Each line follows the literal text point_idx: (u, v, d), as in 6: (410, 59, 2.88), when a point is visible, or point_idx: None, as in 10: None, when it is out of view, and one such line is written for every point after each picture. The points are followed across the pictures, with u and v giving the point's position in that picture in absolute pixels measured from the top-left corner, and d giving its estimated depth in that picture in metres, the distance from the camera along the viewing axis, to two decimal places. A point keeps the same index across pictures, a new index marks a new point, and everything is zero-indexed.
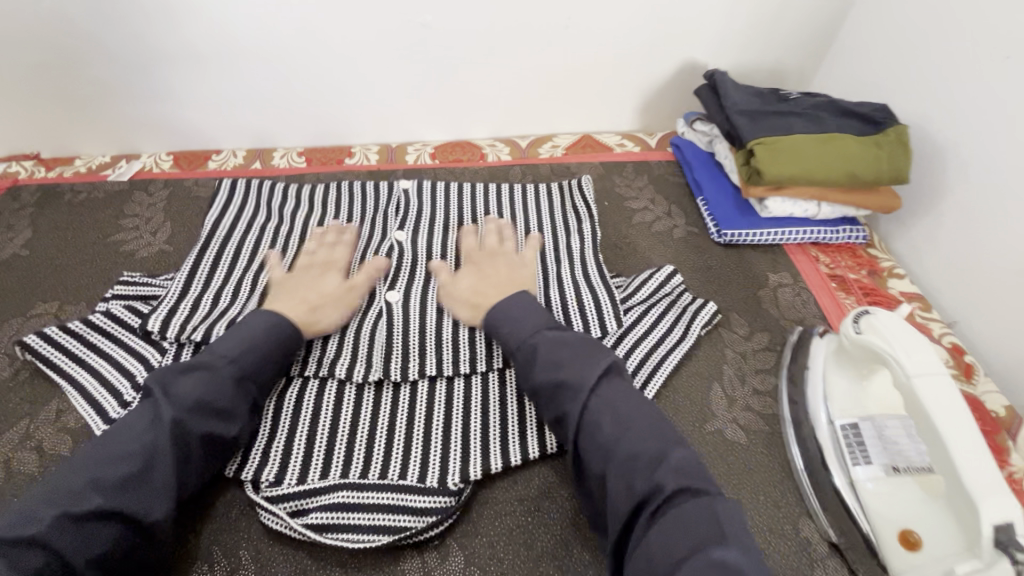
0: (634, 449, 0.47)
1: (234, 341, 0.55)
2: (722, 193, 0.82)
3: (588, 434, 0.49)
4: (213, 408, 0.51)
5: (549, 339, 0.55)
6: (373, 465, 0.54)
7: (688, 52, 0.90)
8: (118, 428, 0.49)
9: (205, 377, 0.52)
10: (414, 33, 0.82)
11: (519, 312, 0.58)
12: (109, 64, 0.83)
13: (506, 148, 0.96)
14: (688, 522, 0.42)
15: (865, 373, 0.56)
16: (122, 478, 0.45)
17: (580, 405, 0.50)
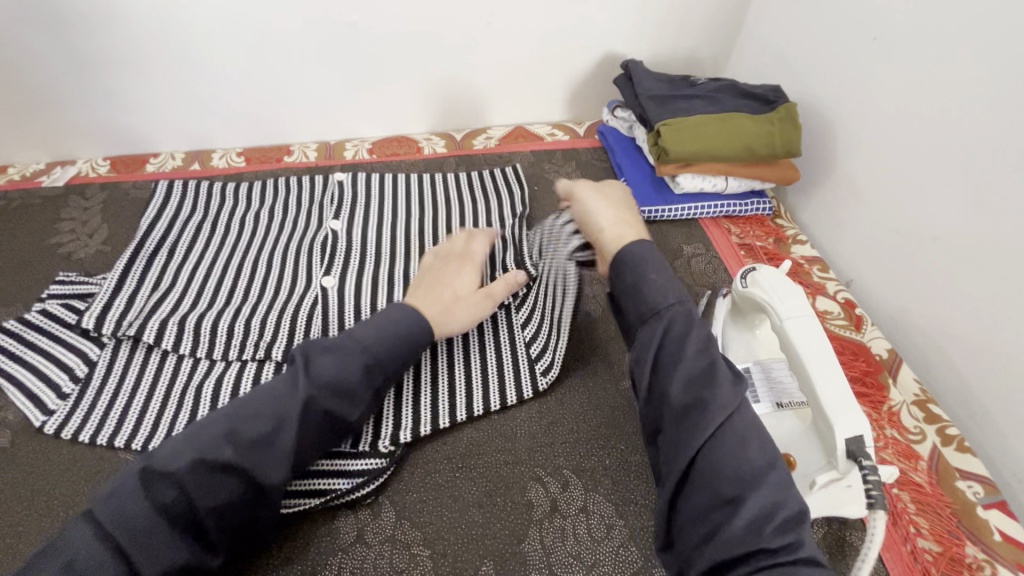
0: (772, 494, 0.39)
1: (388, 337, 0.55)
2: (641, 174, 0.88)
3: (718, 453, 0.41)
4: (342, 389, 0.51)
5: (702, 331, 0.46)
6: None
7: (606, 45, 0.96)
8: (276, 387, 0.50)
9: (352, 358, 0.52)
10: (342, 33, 0.85)
11: (669, 283, 0.49)
12: (37, 70, 0.83)
13: (442, 141, 1.00)
14: None
15: (755, 322, 0.62)
16: (248, 436, 0.47)
17: (722, 419, 0.41)
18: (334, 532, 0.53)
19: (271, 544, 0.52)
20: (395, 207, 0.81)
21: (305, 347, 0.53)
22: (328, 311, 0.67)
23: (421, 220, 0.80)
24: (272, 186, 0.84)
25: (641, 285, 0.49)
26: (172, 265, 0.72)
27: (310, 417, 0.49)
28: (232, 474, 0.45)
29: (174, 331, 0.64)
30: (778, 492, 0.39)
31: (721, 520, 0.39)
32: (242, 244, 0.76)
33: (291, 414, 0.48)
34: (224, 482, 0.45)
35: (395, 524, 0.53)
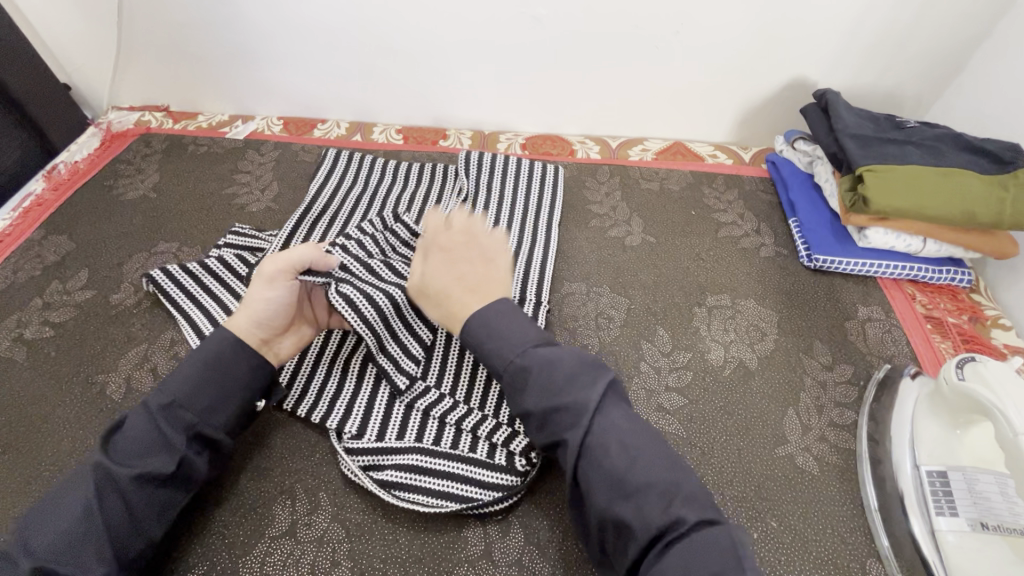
0: (638, 479, 0.44)
1: (190, 378, 0.51)
2: (818, 217, 0.79)
3: (599, 446, 0.46)
4: (157, 453, 0.47)
5: (512, 345, 0.52)
6: (445, 436, 0.56)
7: (798, 68, 0.87)
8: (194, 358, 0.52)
9: (146, 413, 0.49)
10: (523, 24, 0.83)
11: (481, 315, 0.54)
12: (238, 33, 0.87)
13: (596, 147, 0.96)
14: (702, 560, 0.40)
15: (961, 420, 0.54)
16: (185, 406, 0.49)
17: (580, 434, 0.46)
18: (462, 541, 0.52)
19: (400, 537, 0.52)
20: (546, 216, 0.80)
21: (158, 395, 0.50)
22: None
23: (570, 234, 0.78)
24: (429, 172, 0.85)
25: (493, 340, 0.52)
26: (332, 232, 0.75)
27: (234, 382, 0.52)
28: (162, 446, 0.48)
29: None
30: (649, 469, 0.45)
31: (619, 505, 0.44)
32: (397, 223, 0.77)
33: (216, 379, 0.51)
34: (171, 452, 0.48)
35: (523, 547, 0.52)
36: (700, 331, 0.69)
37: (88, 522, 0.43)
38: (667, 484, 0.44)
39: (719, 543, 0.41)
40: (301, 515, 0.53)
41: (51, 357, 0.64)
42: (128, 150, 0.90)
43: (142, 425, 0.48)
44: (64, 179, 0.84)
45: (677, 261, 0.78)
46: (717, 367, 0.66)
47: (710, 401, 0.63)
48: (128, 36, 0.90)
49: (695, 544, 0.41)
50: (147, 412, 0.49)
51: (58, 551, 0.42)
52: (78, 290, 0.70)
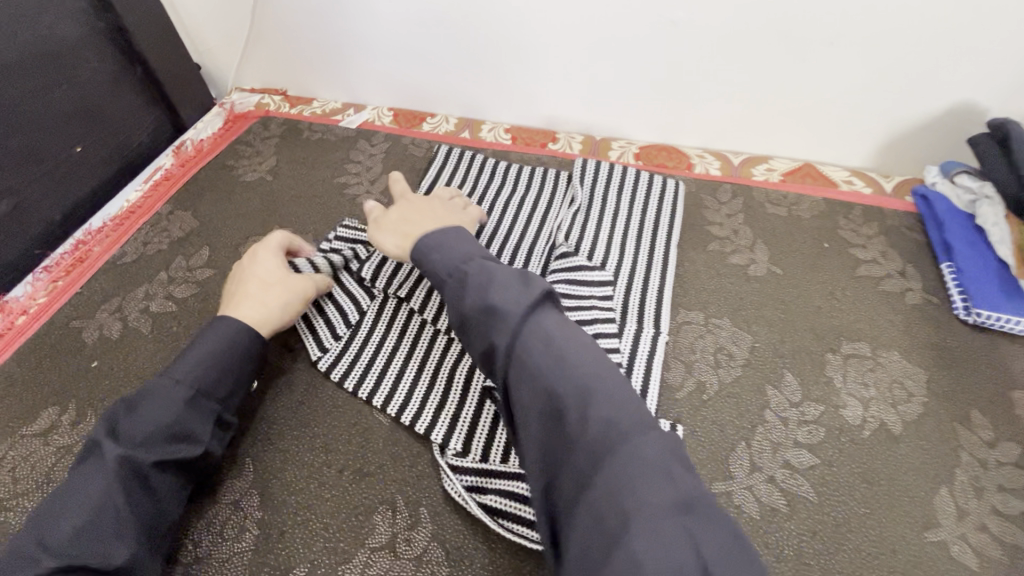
0: (599, 403, 0.40)
1: (190, 361, 0.52)
2: (981, 265, 0.69)
3: (519, 371, 0.43)
4: (176, 435, 0.49)
5: (491, 275, 0.49)
6: None
7: (970, 93, 0.76)
8: (195, 348, 0.53)
9: (158, 399, 0.49)
10: (659, 27, 0.77)
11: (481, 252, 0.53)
12: (363, 23, 0.87)
13: (717, 162, 0.89)
14: (623, 483, 0.35)
15: None
16: (202, 396, 0.52)
17: (509, 338, 0.44)
18: None
19: (501, 569, 0.49)
20: (662, 235, 0.75)
21: (158, 377, 0.51)
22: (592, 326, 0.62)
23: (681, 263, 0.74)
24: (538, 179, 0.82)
25: (439, 253, 0.53)
26: None
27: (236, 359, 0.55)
28: (186, 434, 0.50)
29: (436, 304, 0.65)
30: (581, 402, 0.40)
31: (566, 452, 0.39)
32: (506, 230, 0.74)
33: (209, 362, 0.53)
34: (189, 438, 0.50)
35: None
36: (834, 382, 0.62)
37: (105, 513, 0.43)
38: (669, 453, 0.38)
39: (653, 468, 0.36)
40: (401, 530, 0.51)
41: (173, 332, 0.66)
42: (248, 132, 0.93)
43: (162, 415, 0.49)
44: (191, 156, 0.88)
45: (807, 299, 0.70)
46: (854, 426, 0.59)
47: (846, 465, 0.56)
48: (256, 21, 0.91)
49: (630, 470, 0.36)
50: (167, 399, 0.49)
51: (73, 543, 0.42)
52: (199, 267, 0.72)
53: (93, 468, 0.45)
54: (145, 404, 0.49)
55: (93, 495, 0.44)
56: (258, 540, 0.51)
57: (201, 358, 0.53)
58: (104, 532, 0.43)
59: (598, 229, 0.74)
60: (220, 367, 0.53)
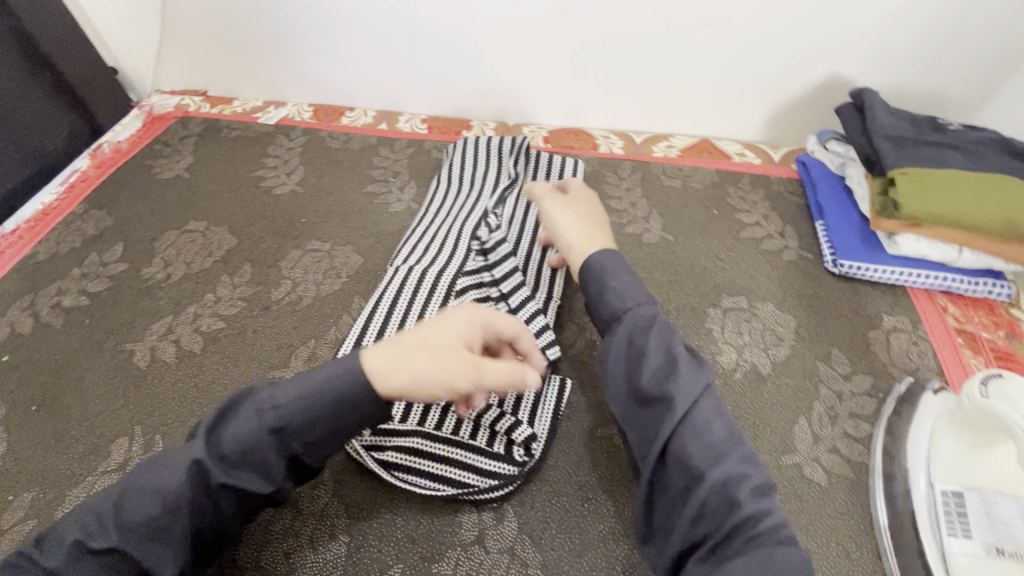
0: (733, 464, 0.42)
1: (311, 399, 0.43)
2: (848, 221, 0.75)
3: (679, 445, 0.43)
4: (256, 466, 0.42)
5: (672, 345, 0.47)
6: (447, 422, 0.56)
7: (835, 65, 0.83)
8: (323, 369, 0.44)
9: (254, 416, 0.42)
10: (551, 15, 0.82)
11: (625, 290, 0.50)
12: (272, 20, 0.89)
13: (621, 142, 0.95)
14: (776, 564, 0.38)
15: (984, 440, 0.51)
16: (297, 433, 0.43)
17: (679, 413, 0.43)
18: (455, 525, 0.53)
19: (395, 517, 0.53)
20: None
21: (274, 392, 0.43)
22: (485, 294, 0.65)
23: None
24: (447, 161, 0.85)
25: (611, 285, 0.50)
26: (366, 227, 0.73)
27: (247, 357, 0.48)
28: (263, 468, 0.43)
29: None
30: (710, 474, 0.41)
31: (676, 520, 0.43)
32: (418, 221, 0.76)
33: (340, 403, 0.43)
34: (266, 473, 0.43)
35: (515, 536, 0.52)
36: (713, 333, 0.68)
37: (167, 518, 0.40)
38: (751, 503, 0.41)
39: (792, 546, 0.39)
40: (302, 489, 0.55)
41: (86, 325, 0.68)
42: (167, 132, 0.95)
43: (251, 436, 0.42)
44: (107, 158, 0.89)
45: (695, 261, 0.76)
46: (728, 370, 0.64)
47: (718, 404, 0.62)
48: (171, 20, 0.93)
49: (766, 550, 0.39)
50: (261, 421, 0.42)
51: (152, 537, 0.40)
52: (114, 262, 0.74)
53: (176, 461, 0.42)
54: (255, 419, 0.42)
55: (165, 491, 0.41)
56: None
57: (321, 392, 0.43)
58: (159, 537, 0.41)
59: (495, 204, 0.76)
60: (337, 404, 0.43)
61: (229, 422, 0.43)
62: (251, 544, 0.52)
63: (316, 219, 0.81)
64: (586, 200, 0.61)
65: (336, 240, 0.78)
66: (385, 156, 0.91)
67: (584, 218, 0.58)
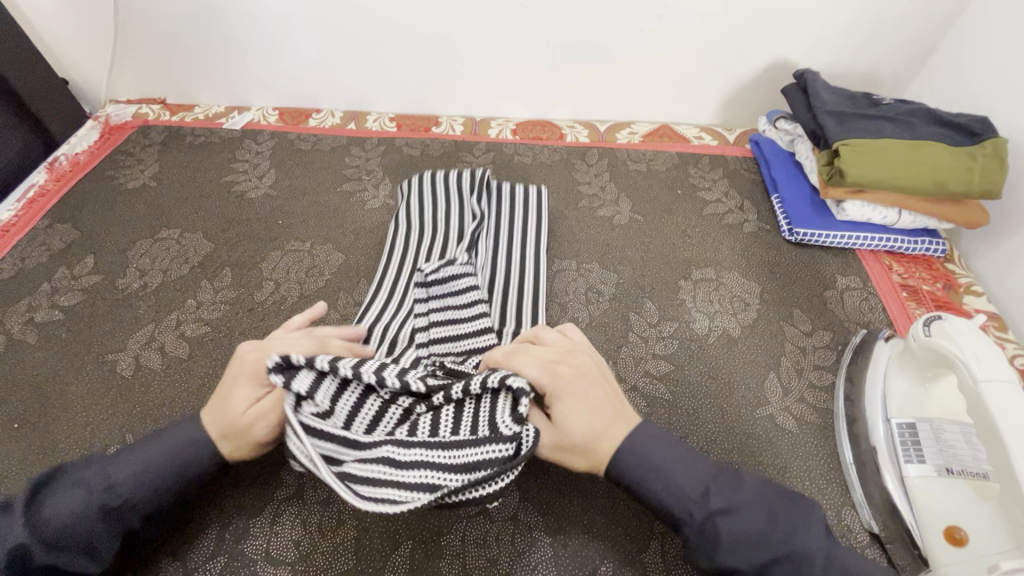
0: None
1: (132, 464, 0.45)
2: (799, 193, 0.82)
3: None
4: (80, 544, 0.43)
5: (756, 545, 0.43)
6: (422, 428, 0.50)
7: (780, 49, 0.89)
8: (155, 438, 0.48)
9: (83, 496, 0.43)
10: (512, 11, 0.84)
11: (683, 479, 0.47)
12: (232, 24, 0.88)
13: (585, 131, 0.99)
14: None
15: (929, 375, 0.57)
16: (128, 506, 0.45)
17: None
18: (460, 499, 0.55)
19: None
20: (522, 231, 0.78)
21: (100, 467, 0.45)
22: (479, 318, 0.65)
23: (557, 221, 0.82)
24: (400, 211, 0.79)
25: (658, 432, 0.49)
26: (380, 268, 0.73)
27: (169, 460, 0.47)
28: (88, 546, 0.43)
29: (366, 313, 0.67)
30: None
31: None
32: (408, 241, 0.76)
33: (159, 468, 0.46)
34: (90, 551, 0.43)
35: (518, 503, 0.55)
36: (686, 303, 0.72)
37: None
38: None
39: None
40: (307, 479, 0.56)
41: (61, 340, 0.66)
42: (127, 142, 0.93)
43: (79, 517, 0.43)
44: (66, 171, 0.86)
45: (663, 238, 0.80)
46: (701, 335, 0.69)
47: (695, 367, 0.66)
48: (124, 27, 0.91)
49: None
50: (87, 495, 0.43)
51: None
52: (86, 274, 0.73)
53: None
54: (78, 499, 0.43)
55: None
56: (162, 538, 0.52)
57: (145, 462, 0.46)
58: None
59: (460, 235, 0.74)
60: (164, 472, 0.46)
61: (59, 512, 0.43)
62: (261, 535, 0.52)
63: (293, 220, 0.81)
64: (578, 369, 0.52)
65: (315, 239, 0.78)
66: (357, 155, 0.92)
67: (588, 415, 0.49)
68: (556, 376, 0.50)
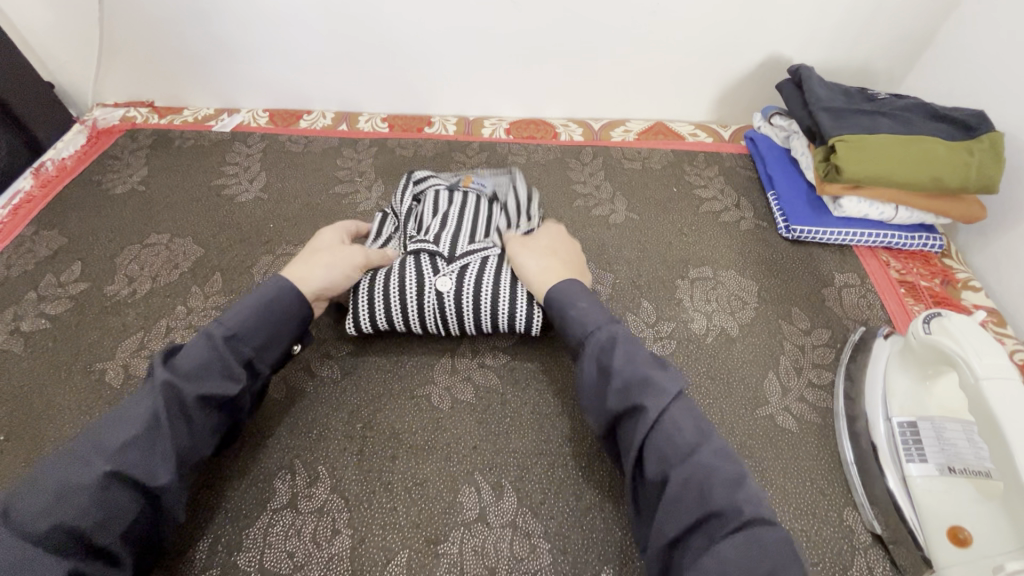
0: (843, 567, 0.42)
1: (245, 313, 0.50)
2: (795, 190, 0.81)
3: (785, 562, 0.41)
4: (218, 372, 0.47)
5: (683, 445, 0.44)
6: (451, 275, 0.61)
7: (775, 45, 0.88)
8: (252, 295, 0.52)
9: (207, 342, 0.48)
10: (504, 9, 0.83)
11: (662, 381, 0.48)
12: (221, 24, 0.87)
13: (579, 129, 0.97)
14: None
15: (930, 373, 0.57)
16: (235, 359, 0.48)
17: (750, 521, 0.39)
18: (457, 505, 0.54)
19: (398, 505, 0.54)
20: (506, 266, 0.62)
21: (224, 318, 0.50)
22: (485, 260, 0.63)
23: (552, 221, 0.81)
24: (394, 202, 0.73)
25: (569, 320, 0.54)
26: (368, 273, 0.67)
27: (284, 320, 0.52)
28: (225, 369, 0.47)
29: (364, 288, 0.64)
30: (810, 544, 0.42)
31: None
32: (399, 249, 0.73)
33: (267, 314, 0.51)
34: (229, 374, 0.48)
35: (516, 510, 0.54)
36: (683, 302, 0.72)
37: (147, 439, 0.42)
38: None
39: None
40: (301, 488, 0.55)
41: (48, 349, 0.65)
42: (115, 146, 0.91)
43: (204, 363, 0.47)
44: (53, 176, 0.85)
45: (659, 236, 0.80)
46: (699, 335, 0.68)
47: (693, 367, 0.65)
48: (110, 28, 0.90)
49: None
50: (210, 339, 0.48)
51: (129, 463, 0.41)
52: (74, 281, 0.71)
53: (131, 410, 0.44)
54: (82, 464, 0.41)
55: (135, 422, 0.43)
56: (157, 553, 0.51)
57: (250, 312, 0.50)
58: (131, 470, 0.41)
59: (433, 248, 0.62)
60: (264, 321, 0.51)
61: (68, 478, 0.40)
62: (255, 546, 0.51)
63: (284, 224, 0.80)
64: (567, 248, 0.63)
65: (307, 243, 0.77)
66: (349, 157, 0.90)
67: (548, 251, 0.62)
68: (548, 256, 0.61)
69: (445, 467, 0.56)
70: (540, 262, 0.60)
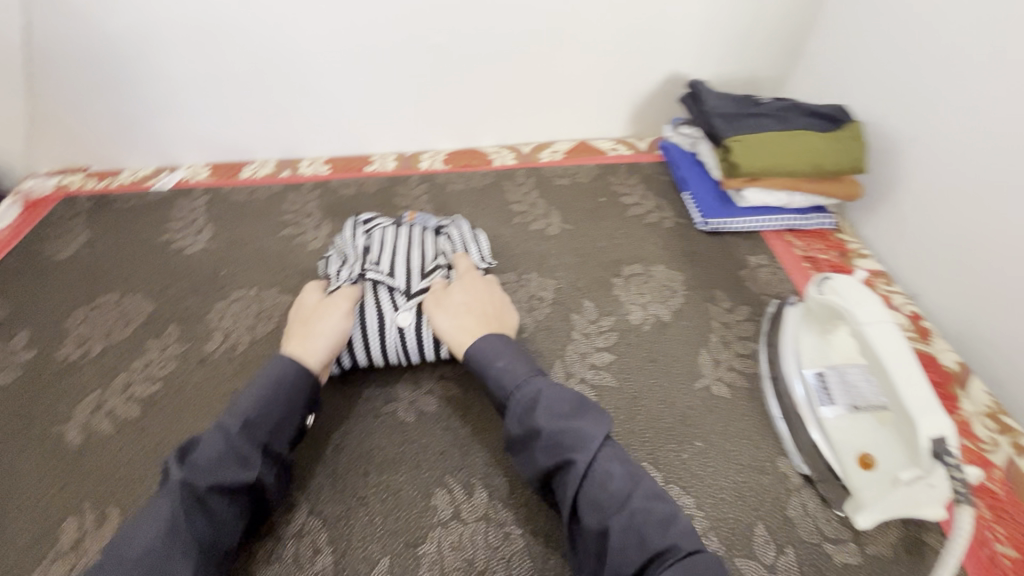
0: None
1: (257, 397, 0.51)
2: (706, 188, 0.91)
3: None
4: (235, 462, 0.48)
5: (616, 492, 0.44)
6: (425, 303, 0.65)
7: (672, 65, 1.00)
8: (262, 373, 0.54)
9: (222, 437, 0.48)
10: (429, 52, 0.92)
11: (592, 428, 0.47)
12: (157, 86, 0.91)
13: (511, 154, 1.05)
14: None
15: (829, 328, 0.65)
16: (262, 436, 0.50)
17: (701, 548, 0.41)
18: (431, 508, 0.57)
19: (375, 517, 0.57)
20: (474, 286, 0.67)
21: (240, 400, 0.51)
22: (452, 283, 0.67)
23: (495, 240, 0.87)
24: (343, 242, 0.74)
25: (494, 375, 0.53)
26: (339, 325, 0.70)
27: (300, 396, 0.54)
28: (242, 460, 0.48)
29: None
30: None
31: None
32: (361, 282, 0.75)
33: (281, 392, 0.53)
34: (245, 464, 0.48)
35: (487, 503, 0.57)
36: (620, 297, 0.79)
37: (172, 537, 0.43)
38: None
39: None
40: (279, 514, 0.57)
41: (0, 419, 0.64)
42: (52, 213, 0.91)
43: (221, 452, 0.47)
44: None
45: (592, 242, 0.87)
46: (637, 325, 0.75)
47: (635, 355, 0.72)
48: (42, 98, 0.91)
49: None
50: (224, 431, 0.49)
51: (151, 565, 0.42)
52: (20, 349, 0.71)
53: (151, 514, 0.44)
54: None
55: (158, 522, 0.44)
56: None
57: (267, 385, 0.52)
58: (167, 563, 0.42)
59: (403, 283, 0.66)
60: (285, 394, 0.53)
61: None
62: None
63: (236, 270, 0.82)
64: (487, 285, 0.64)
65: (261, 285, 0.80)
66: (295, 200, 0.94)
67: (464, 308, 0.60)
68: (465, 313, 0.59)
69: (417, 475, 0.60)
70: (454, 321, 0.59)
